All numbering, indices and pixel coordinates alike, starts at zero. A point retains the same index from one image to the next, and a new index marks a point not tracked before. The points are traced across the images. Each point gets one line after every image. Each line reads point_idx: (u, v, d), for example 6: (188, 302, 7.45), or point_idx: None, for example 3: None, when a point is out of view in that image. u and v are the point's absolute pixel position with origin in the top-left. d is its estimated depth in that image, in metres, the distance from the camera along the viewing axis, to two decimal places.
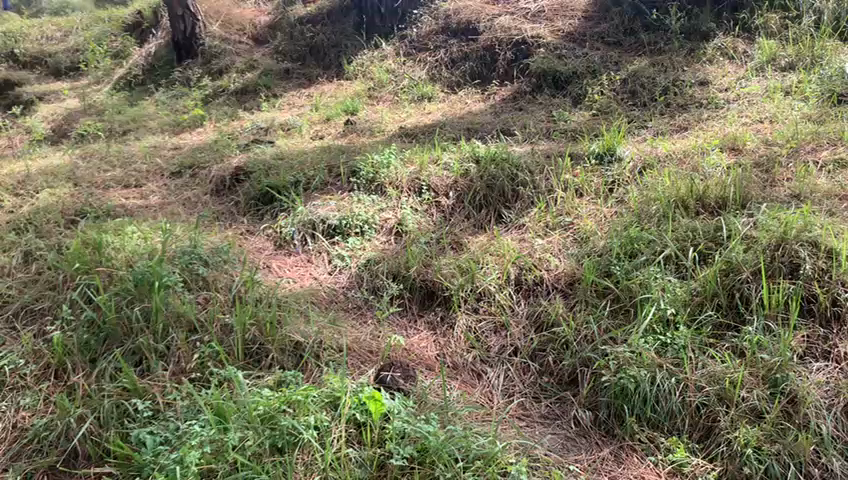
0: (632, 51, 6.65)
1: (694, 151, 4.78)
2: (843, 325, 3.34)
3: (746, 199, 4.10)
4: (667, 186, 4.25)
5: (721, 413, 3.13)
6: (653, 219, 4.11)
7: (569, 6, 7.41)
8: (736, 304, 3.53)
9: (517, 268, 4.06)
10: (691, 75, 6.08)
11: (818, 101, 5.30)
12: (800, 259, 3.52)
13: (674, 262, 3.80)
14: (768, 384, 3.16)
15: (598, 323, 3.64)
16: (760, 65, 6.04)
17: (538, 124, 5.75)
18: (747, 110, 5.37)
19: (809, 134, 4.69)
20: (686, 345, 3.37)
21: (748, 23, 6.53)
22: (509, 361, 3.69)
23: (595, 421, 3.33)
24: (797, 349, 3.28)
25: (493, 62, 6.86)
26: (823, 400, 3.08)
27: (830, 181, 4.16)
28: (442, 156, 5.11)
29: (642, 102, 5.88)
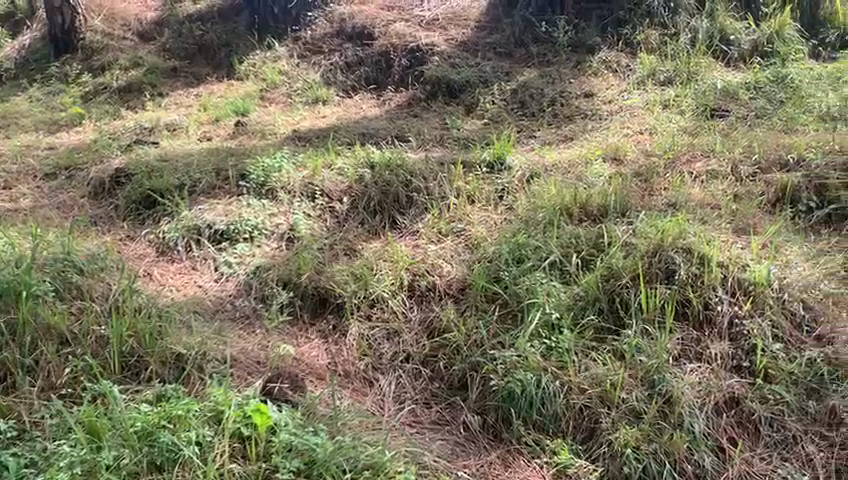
0: (522, 62, 6.84)
1: (579, 161, 4.95)
2: (714, 327, 3.53)
3: (626, 208, 4.27)
4: (553, 195, 4.38)
5: (603, 414, 3.25)
6: (539, 226, 4.21)
7: (462, 15, 7.50)
8: (616, 307, 3.66)
9: (410, 274, 4.05)
10: (577, 87, 6.31)
11: (693, 115, 5.62)
12: (675, 264, 3.69)
13: (559, 268, 3.91)
14: (647, 386, 3.31)
15: (488, 328, 3.69)
16: (641, 79, 6.33)
17: (433, 131, 5.79)
18: (629, 122, 5.63)
19: (685, 146, 4.94)
20: (569, 349, 3.48)
21: (629, 38, 6.81)
22: (401, 367, 3.68)
23: (484, 426, 3.38)
24: (673, 351, 3.44)
25: (388, 68, 6.88)
26: (696, 399, 3.25)
27: (702, 191, 4.41)
28: (336, 161, 5.02)
29: (531, 112, 6.05)
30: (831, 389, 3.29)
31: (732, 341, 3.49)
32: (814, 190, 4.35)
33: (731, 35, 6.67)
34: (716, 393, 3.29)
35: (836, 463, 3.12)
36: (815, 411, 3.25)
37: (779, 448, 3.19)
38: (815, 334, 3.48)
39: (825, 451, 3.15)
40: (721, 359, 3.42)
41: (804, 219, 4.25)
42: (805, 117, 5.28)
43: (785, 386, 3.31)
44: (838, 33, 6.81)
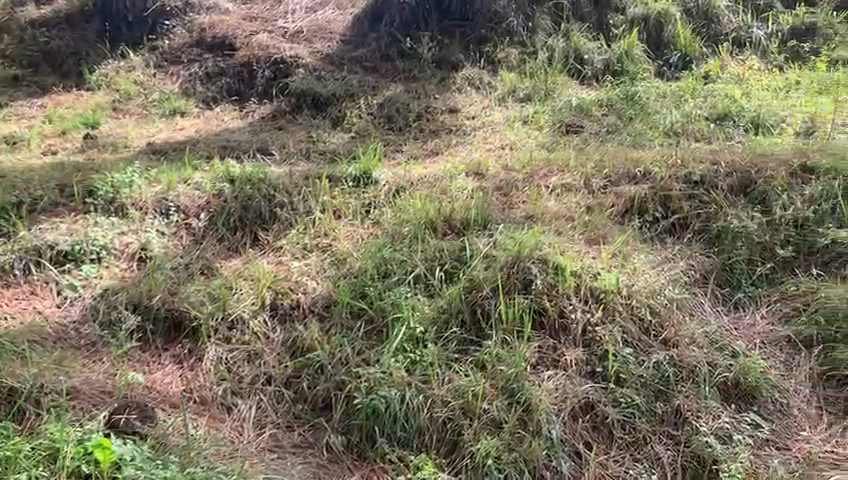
0: (389, 76, 6.88)
1: (443, 176, 4.98)
2: (570, 334, 3.64)
3: (487, 221, 4.35)
4: (417, 209, 4.39)
5: (465, 426, 3.27)
6: (404, 241, 4.22)
7: (327, 28, 7.44)
8: (478, 319, 3.70)
9: (272, 292, 3.89)
10: (441, 103, 6.42)
11: (549, 131, 5.88)
12: (532, 275, 3.78)
13: (424, 282, 3.91)
14: (506, 395, 3.36)
15: (352, 346, 3.63)
16: (502, 95, 6.56)
17: (298, 144, 5.68)
18: (491, 138, 5.80)
19: (544, 161, 5.11)
20: (433, 362, 3.48)
21: (492, 56, 7.04)
22: (262, 390, 3.54)
23: (348, 446, 3.32)
24: (531, 360, 3.52)
25: (251, 79, 6.68)
26: (553, 405, 3.35)
27: (559, 203, 4.58)
28: (193, 175, 4.80)
29: (397, 126, 6.07)
30: (676, 390, 3.48)
31: (586, 347, 3.61)
32: (660, 202, 4.55)
33: (585, 53, 6.99)
34: (572, 398, 3.40)
35: (682, 462, 3.28)
36: (662, 412, 3.42)
37: (631, 450, 3.32)
38: (661, 337, 3.66)
39: (672, 449, 3.32)
40: (576, 366, 3.53)
41: (651, 229, 4.47)
42: (652, 133, 5.60)
43: (634, 389, 3.45)
44: (680, 54, 7.05)
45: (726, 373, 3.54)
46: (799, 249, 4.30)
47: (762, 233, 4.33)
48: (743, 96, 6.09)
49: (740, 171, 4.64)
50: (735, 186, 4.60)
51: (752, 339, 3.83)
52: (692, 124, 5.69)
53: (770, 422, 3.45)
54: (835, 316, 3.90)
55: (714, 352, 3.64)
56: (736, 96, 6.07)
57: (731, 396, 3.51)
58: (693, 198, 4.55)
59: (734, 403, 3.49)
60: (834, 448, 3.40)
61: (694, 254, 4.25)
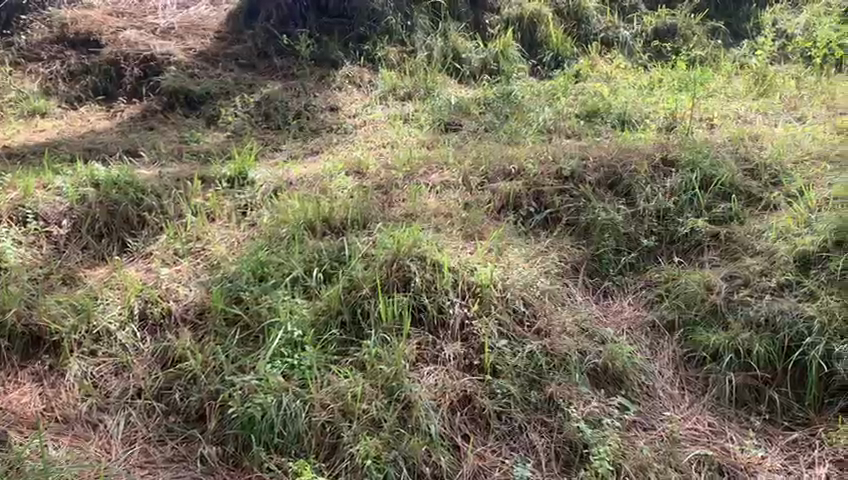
0: (266, 74, 6.75)
1: (322, 175, 4.93)
2: (448, 329, 3.70)
3: (366, 219, 4.33)
4: (295, 209, 4.31)
5: (344, 428, 3.24)
6: (282, 242, 4.13)
7: (201, 25, 7.21)
8: (357, 319, 3.68)
9: (141, 301, 3.73)
10: (321, 101, 6.36)
11: (429, 129, 5.94)
12: (410, 273, 3.79)
13: (302, 283, 3.83)
14: (386, 394, 3.36)
15: (226, 353, 3.51)
16: (382, 94, 6.57)
17: (169, 145, 5.46)
18: (372, 136, 5.79)
19: (422, 158, 5.16)
20: (311, 365, 3.42)
21: (371, 54, 7.05)
22: (131, 404, 3.39)
23: (223, 456, 3.24)
24: (410, 357, 3.54)
25: (118, 77, 6.36)
26: (432, 402, 3.37)
27: (438, 200, 4.64)
28: (53, 180, 4.51)
29: (276, 125, 5.95)
30: (549, 378, 3.56)
31: (465, 341, 3.67)
32: (533, 196, 4.74)
33: (463, 53, 7.11)
34: (451, 392, 3.44)
35: (555, 448, 3.35)
36: (537, 401, 3.50)
37: (507, 439, 3.39)
38: (534, 328, 3.77)
39: (546, 436, 3.39)
40: (454, 360, 3.58)
41: (525, 223, 4.65)
42: (527, 130, 5.77)
43: (509, 380, 3.52)
44: (553, 53, 7.30)
45: (596, 360, 3.66)
46: (661, 238, 4.49)
47: (628, 224, 4.52)
48: (611, 93, 6.36)
49: (607, 166, 4.85)
50: (602, 180, 4.81)
51: (619, 325, 3.99)
52: (563, 121, 5.91)
53: (636, 404, 3.60)
54: (695, 300, 4.00)
55: (584, 340, 3.76)
56: (604, 94, 6.32)
57: (601, 381, 3.64)
58: (564, 193, 4.74)
59: (604, 388, 3.62)
60: (694, 425, 3.55)
61: (566, 245, 4.45)
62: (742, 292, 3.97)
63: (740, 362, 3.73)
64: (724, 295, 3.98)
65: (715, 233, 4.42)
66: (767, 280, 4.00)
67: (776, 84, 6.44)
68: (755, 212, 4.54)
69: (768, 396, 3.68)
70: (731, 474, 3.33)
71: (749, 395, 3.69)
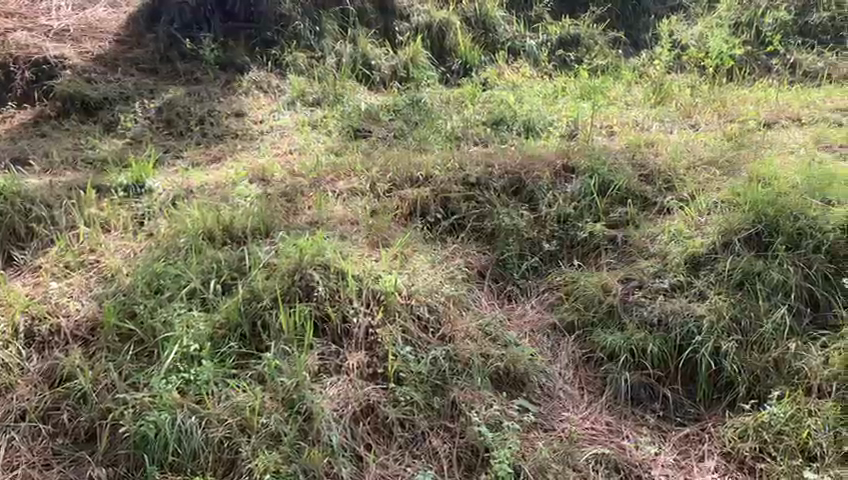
0: (169, 79, 6.55)
1: (225, 183, 4.83)
2: (352, 339, 3.66)
3: (269, 227, 4.25)
4: (194, 218, 4.19)
5: (243, 443, 3.19)
6: (180, 253, 4.01)
7: (98, 27, 6.94)
8: (257, 331, 3.60)
9: (27, 318, 3.56)
10: (226, 106, 6.22)
11: (337, 136, 5.90)
12: (313, 282, 3.74)
13: (200, 296, 3.72)
14: (286, 407, 3.32)
15: (118, 370, 3.39)
16: (290, 99, 6.48)
17: (63, 152, 5.23)
18: (279, 142, 5.72)
19: (329, 165, 5.11)
20: (209, 380, 3.34)
21: (279, 58, 6.96)
22: (14, 427, 3.25)
23: (114, 477, 3.15)
24: (312, 367, 3.49)
25: (8, 81, 6.05)
26: (333, 412, 3.35)
27: (344, 208, 4.61)
28: None
29: (178, 132, 5.78)
30: (453, 383, 3.58)
31: (369, 350, 3.64)
32: (440, 202, 4.77)
33: (373, 59, 7.08)
34: (354, 402, 3.42)
35: (457, 453, 3.37)
36: (440, 406, 3.51)
37: (409, 447, 3.39)
38: (439, 334, 3.78)
39: (448, 442, 3.41)
40: (358, 369, 3.55)
41: (433, 229, 4.68)
42: (436, 137, 5.81)
43: (412, 386, 3.52)
44: (461, 61, 7.38)
45: (498, 363, 3.71)
46: (563, 242, 4.59)
47: (531, 229, 4.60)
48: (517, 101, 6.48)
49: (512, 173, 4.93)
50: (507, 187, 4.88)
51: (523, 328, 4.09)
52: (471, 128, 5.98)
53: (537, 405, 3.67)
54: (594, 302, 4.11)
55: (487, 343, 3.79)
56: (511, 101, 6.44)
57: (503, 384, 3.69)
58: (470, 199, 4.80)
59: (506, 391, 3.68)
60: (593, 424, 3.65)
61: (472, 251, 4.53)
62: (636, 294, 4.09)
63: (635, 361, 3.86)
64: (621, 296, 4.09)
65: (612, 236, 4.56)
66: (660, 281, 4.12)
67: (672, 93, 6.73)
68: (650, 216, 4.70)
69: (662, 393, 3.81)
70: (627, 471, 3.42)
71: (644, 394, 3.81)
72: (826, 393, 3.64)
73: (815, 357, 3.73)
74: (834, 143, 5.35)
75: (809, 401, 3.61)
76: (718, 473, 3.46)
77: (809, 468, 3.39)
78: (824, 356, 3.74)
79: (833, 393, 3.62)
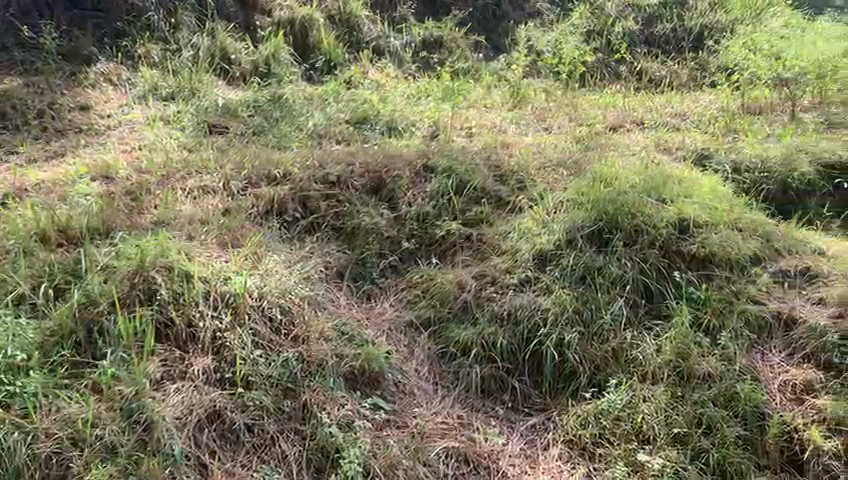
0: (4, 68, 6.08)
1: (63, 181, 4.55)
2: (198, 342, 3.52)
3: (109, 227, 4.02)
4: (25, 219, 3.94)
5: (74, 458, 3.02)
6: (8, 256, 3.73)
7: None
8: (94, 338, 3.40)
9: None
10: (70, 100, 5.85)
11: (192, 132, 5.67)
12: (156, 285, 3.58)
13: (29, 302, 3.50)
14: (123, 416, 3.15)
15: None
16: (142, 93, 6.18)
17: None
18: (127, 138, 5.43)
19: (180, 164, 4.92)
20: (36, 392, 3.14)
21: (129, 51, 6.61)
22: None
23: None
24: (154, 374, 3.34)
25: None
26: (176, 420, 3.21)
27: (194, 207, 4.44)
28: None
29: (14, 126, 5.38)
30: (304, 386, 3.52)
31: (216, 354, 3.51)
32: (298, 201, 4.69)
33: (232, 54, 6.87)
34: (198, 408, 3.29)
35: (307, 455, 3.32)
36: (291, 409, 3.44)
37: (258, 452, 3.31)
38: (292, 335, 3.68)
39: (297, 445, 3.35)
40: (203, 374, 3.42)
41: (290, 229, 4.59)
42: (296, 134, 5.71)
43: (262, 390, 3.44)
44: (325, 58, 7.27)
45: (352, 363, 3.67)
46: (421, 241, 4.63)
47: (390, 228, 4.62)
48: (380, 101, 6.49)
49: (372, 172, 4.94)
50: (367, 186, 4.89)
51: (380, 326, 4.09)
52: (333, 126, 5.93)
53: (390, 403, 3.68)
54: (448, 299, 4.19)
55: (342, 344, 3.75)
56: (373, 101, 6.44)
57: (357, 383, 3.66)
58: (330, 198, 4.75)
59: (360, 390, 3.65)
60: (444, 419, 3.71)
61: (330, 251, 4.47)
62: (488, 290, 4.21)
63: (485, 355, 3.97)
64: (473, 293, 4.20)
65: (467, 234, 4.65)
66: (510, 277, 4.27)
67: (528, 97, 6.98)
68: (504, 215, 4.84)
69: (511, 385, 3.93)
70: (477, 463, 3.51)
71: (495, 386, 3.92)
72: (659, 379, 3.83)
73: (649, 345, 3.94)
74: (672, 146, 5.72)
75: (644, 387, 3.80)
76: (562, 460, 3.61)
77: (642, 451, 3.57)
78: (657, 345, 3.95)
79: (665, 379, 3.81)
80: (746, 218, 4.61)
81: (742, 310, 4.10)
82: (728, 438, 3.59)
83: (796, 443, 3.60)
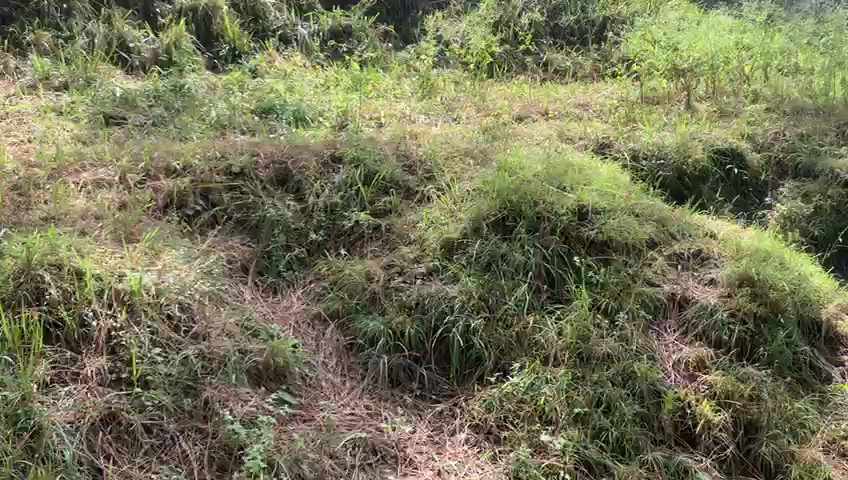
0: None
1: None
2: (91, 343, 3.40)
3: None
4: None
5: None
6: None
7: None
8: None
9: None
10: None
11: (88, 123, 5.43)
12: (45, 284, 3.45)
13: None
14: (9, 424, 3.05)
15: None
16: (33, 83, 5.89)
17: None
18: (16, 129, 5.17)
19: (73, 155, 4.70)
20: None
21: (19, 38, 6.36)
22: None
23: None
24: (42, 378, 3.23)
25: None
26: (67, 424, 3.12)
27: (87, 201, 4.28)
28: None
29: None
30: (205, 382, 3.44)
31: (112, 354, 3.39)
32: (200, 194, 4.58)
33: (130, 42, 6.59)
34: (92, 411, 3.19)
35: (209, 453, 3.25)
36: (191, 407, 3.35)
37: (158, 452, 3.21)
38: (192, 332, 3.58)
39: (199, 444, 3.27)
40: (98, 375, 3.31)
41: (191, 223, 4.47)
42: (199, 125, 5.54)
43: (160, 390, 3.33)
44: (230, 47, 7.08)
45: (256, 358, 3.63)
46: (329, 233, 4.58)
47: (297, 220, 4.55)
48: (287, 90, 6.36)
49: (277, 163, 4.86)
50: (272, 177, 4.80)
51: (287, 319, 4.04)
52: (238, 116, 5.76)
53: (296, 397, 3.65)
54: (357, 290, 4.16)
55: (245, 339, 3.68)
56: (281, 90, 6.30)
57: (263, 379, 3.61)
58: (234, 190, 4.66)
59: (265, 385, 3.60)
60: (352, 410, 3.70)
61: (234, 244, 4.38)
62: (396, 280, 4.21)
63: (392, 344, 3.98)
64: (382, 282, 4.19)
65: (376, 225, 4.62)
66: (417, 267, 4.29)
67: (437, 87, 7.00)
68: (412, 204, 4.83)
69: (419, 373, 3.96)
70: (384, 452, 3.53)
71: (403, 374, 3.95)
72: (561, 361, 3.94)
73: (551, 328, 4.04)
74: (575, 135, 5.87)
75: (547, 369, 3.89)
76: (468, 445, 3.67)
77: (546, 431, 3.65)
78: (559, 328, 4.05)
79: (567, 362, 3.92)
80: (644, 203, 4.77)
81: (638, 292, 4.24)
82: (626, 415, 3.71)
83: (688, 417, 3.79)
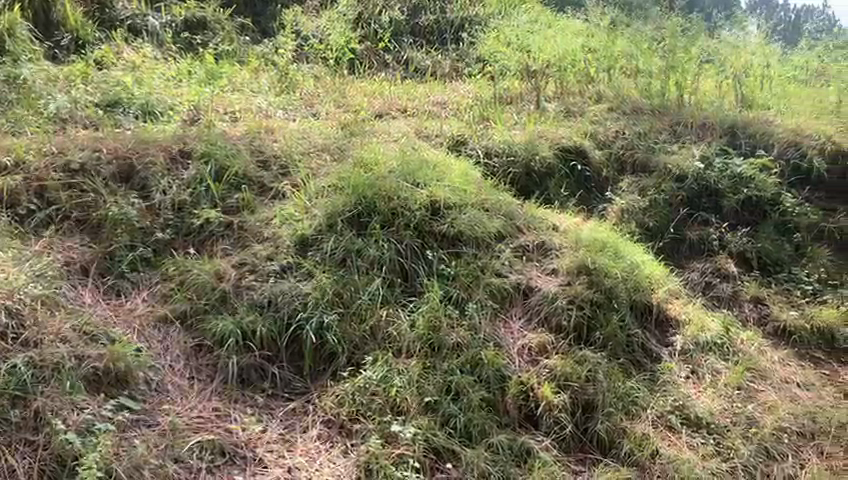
0: None
1: None
2: None
3: None
4: None
5: None
6: None
7: None
8: None
9: None
10: None
11: None
12: None
13: None
14: None
15: None
16: None
17: None
18: None
19: None
20: None
21: None
22: None
23: None
24: None
25: None
26: None
27: None
28: None
29: None
30: (35, 392, 3.28)
31: None
32: (34, 192, 4.32)
33: None
34: None
35: (39, 466, 3.09)
36: (19, 419, 3.19)
37: None
38: (21, 339, 3.43)
39: (28, 457, 3.11)
40: None
41: (24, 223, 4.21)
42: (35, 118, 5.20)
43: None
44: (72, 37, 6.69)
45: (94, 364, 3.46)
46: (177, 231, 4.44)
47: (142, 218, 4.38)
48: (136, 82, 6.06)
49: (121, 158, 4.66)
50: (116, 174, 4.59)
51: (131, 323, 3.87)
52: (80, 109, 5.45)
53: (140, 402, 3.51)
54: (205, 290, 4.07)
55: (83, 344, 3.52)
56: (128, 82, 6.00)
57: (101, 385, 3.44)
58: (72, 187, 4.41)
59: (105, 392, 3.44)
60: (199, 413, 3.61)
61: (72, 245, 4.16)
62: (249, 278, 4.17)
63: (243, 344, 3.92)
64: (232, 282, 4.14)
65: (228, 223, 4.53)
66: (270, 264, 4.25)
67: (296, 82, 6.93)
68: (266, 201, 4.77)
69: (271, 372, 3.94)
70: (233, 453, 3.48)
71: (254, 374, 3.91)
72: (413, 352, 4.02)
73: (403, 321, 4.14)
74: (431, 133, 6.01)
75: (399, 361, 3.97)
76: (320, 440, 3.67)
77: (396, 422, 3.71)
78: (411, 321, 4.15)
79: (418, 353, 4.02)
80: (493, 199, 4.98)
81: (486, 283, 4.45)
82: (473, 402, 3.87)
83: (531, 400, 3.99)
